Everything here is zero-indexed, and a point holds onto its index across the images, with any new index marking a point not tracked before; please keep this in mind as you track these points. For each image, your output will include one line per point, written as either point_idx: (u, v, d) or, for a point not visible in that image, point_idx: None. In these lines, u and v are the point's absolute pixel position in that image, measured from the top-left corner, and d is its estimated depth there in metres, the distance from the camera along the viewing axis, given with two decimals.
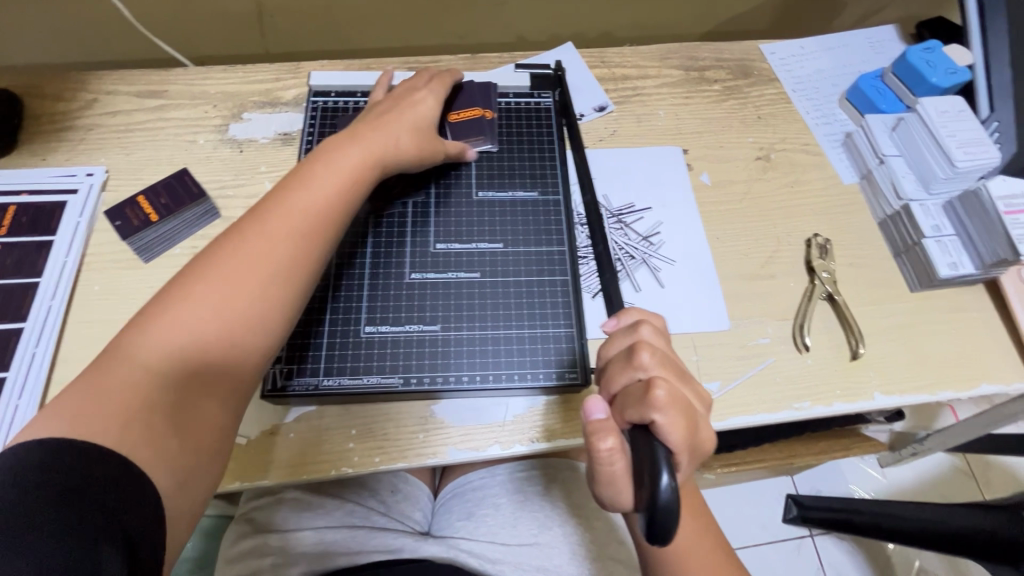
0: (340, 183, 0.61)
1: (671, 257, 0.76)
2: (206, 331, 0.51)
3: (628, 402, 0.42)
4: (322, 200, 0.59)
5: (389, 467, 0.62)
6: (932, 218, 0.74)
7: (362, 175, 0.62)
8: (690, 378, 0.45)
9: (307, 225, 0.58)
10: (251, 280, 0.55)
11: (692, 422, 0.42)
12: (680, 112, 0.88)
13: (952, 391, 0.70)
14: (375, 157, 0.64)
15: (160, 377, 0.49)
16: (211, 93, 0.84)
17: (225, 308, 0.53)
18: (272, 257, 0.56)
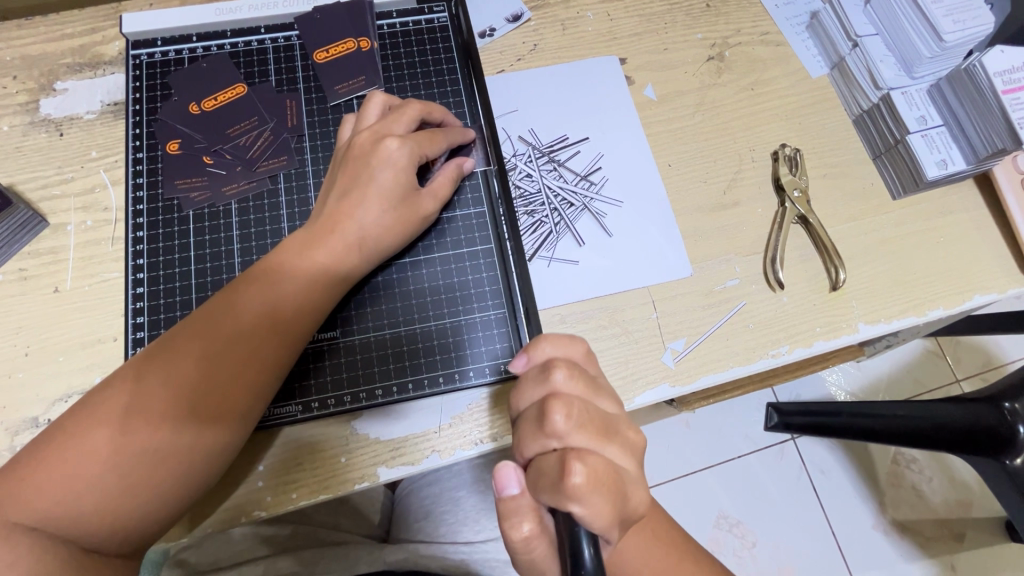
0: (321, 264, 0.49)
1: (617, 197, 0.64)
2: (168, 431, 0.44)
3: (544, 485, 0.37)
4: (302, 282, 0.49)
5: (310, 503, 0.52)
6: (916, 108, 0.63)
7: (351, 252, 0.50)
8: (615, 426, 0.40)
9: (281, 306, 0.48)
10: (227, 370, 0.46)
11: (621, 487, 0.38)
12: (612, 11, 0.71)
13: (942, 308, 0.62)
14: (364, 222, 0.50)
15: (116, 484, 0.42)
16: (6, 61, 0.64)
17: (175, 414, 0.44)
18: (235, 350, 0.46)
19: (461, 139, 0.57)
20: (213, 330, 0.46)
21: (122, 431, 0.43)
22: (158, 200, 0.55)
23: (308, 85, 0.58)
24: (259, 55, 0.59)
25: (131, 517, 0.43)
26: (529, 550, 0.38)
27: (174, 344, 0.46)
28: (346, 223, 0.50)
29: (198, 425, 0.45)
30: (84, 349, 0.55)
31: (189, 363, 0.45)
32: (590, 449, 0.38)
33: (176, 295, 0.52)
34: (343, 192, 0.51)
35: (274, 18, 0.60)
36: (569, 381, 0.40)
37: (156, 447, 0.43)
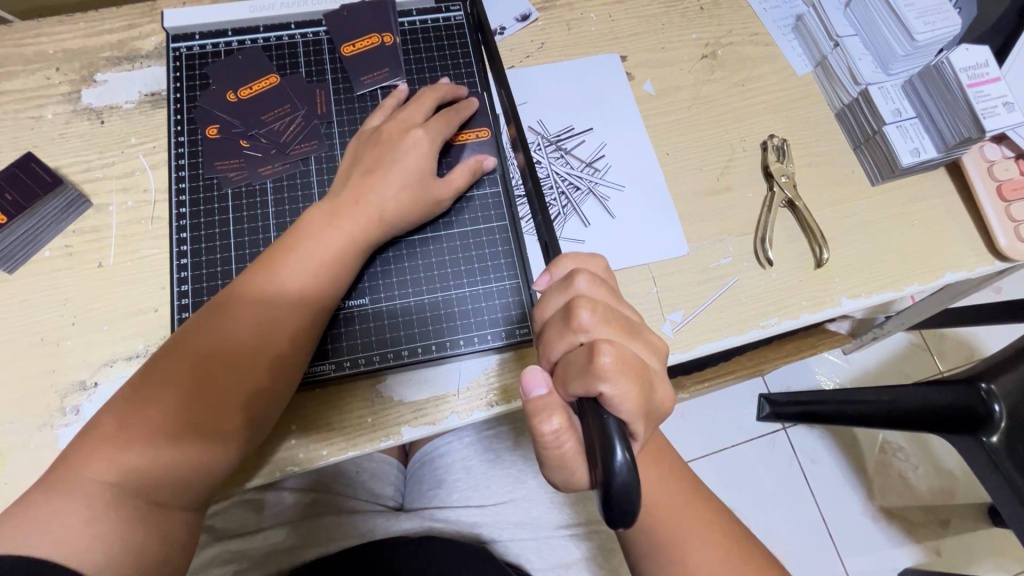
0: (328, 243, 0.53)
1: (620, 182, 0.69)
2: (198, 401, 0.48)
3: (574, 373, 0.41)
4: (310, 262, 0.52)
5: (340, 459, 0.57)
6: (892, 102, 0.68)
7: (359, 232, 0.54)
8: (636, 329, 0.45)
9: (291, 285, 0.52)
10: (251, 343, 0.50)
11: (644, 381, 0.41)
12: (614, 12, 0.77)
13: (917, 284, 0.68)
14: (373, 201, 0.55)
15: (166, 443, 0.46)
16: (49, 54, 0.68)
17: (205, 388, 0.48)
18: (254, 325, 0.50)
19: (466, 112, 0.62)
20: (231, 311, 0.51)
21: (162, 394, 0.47)
22: (199, 179, 0.59)
23: (336, 76, 0.63)
24: (290, 49, 0.64)
25: (189, 472, 0.47)
26: (559, 444, 0.41)
27: (210, 319, 0.51)
28: (361, 199, 0.54)
29: (233, 384, 0.49)
30: (128, 318, 0.59)
31: (216, 337, 0.50)
32: (612, 339, 0.42)
33: (216, 266, 0.57)
34: (355, 168, 0.56)
35: (304, 15, 0.65)
36: (592, 288, 0.45)
37: (196, 407, 0.48)
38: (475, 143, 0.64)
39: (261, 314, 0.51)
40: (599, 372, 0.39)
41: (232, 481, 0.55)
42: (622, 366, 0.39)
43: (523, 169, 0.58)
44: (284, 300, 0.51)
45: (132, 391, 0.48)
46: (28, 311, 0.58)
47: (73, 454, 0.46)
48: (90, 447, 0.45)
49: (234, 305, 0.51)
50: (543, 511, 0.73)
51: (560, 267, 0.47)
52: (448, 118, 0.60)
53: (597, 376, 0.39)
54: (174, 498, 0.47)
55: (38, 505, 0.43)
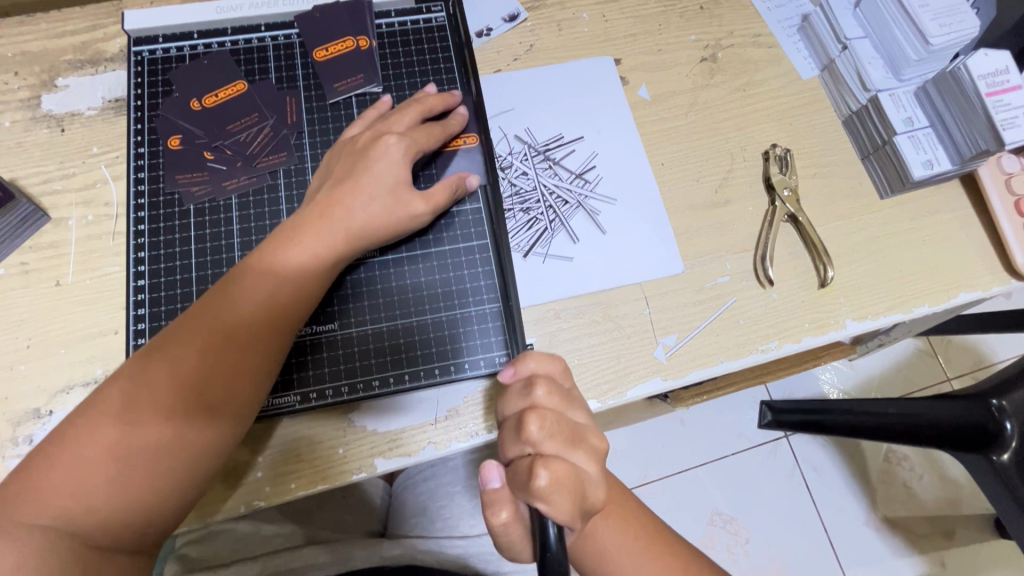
0: (305, 262, 0.50)
1: (611, 195, 0.65)
2: (164, 430, 0.44)
3: (516, 485, 0.41)
4: (285, 282, 0.49)
5: (308, 492, 0.53)
6: (904, 110, 0.64)
7: (336, 249, 0.51)
8: (584, 436, 0.43)
9: (263, 306, 0.48)
10: (218, 367, 0.46)
11: (583, 492, 0.41)
12: (608, 12, 0.72)
13: (928, 305, 0.63)
14: (352, 218, 0.51)
15: (124, 476, 0.43)
16: (8, 57, 0.65)
17: (169, 416, 0.45)
18: (221, 348, 0.46)
19: (457, 126, 0.58)
20: (199, 331, 0.47)
21: (125, 420, 0.44)
22: (160, 194, 0.55)
23: (308, 82, 0.59)
24: (259, 52, 0.60)
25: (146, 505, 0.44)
26: (507, 532, 0.43)
27: (178, 335, 0.46)
28: (335, 215, 0.51)
29: (196, 415, 0.45)
30: (86, 341, 0.56)
31: (183, 358, 0.46)
32: (558, 456, 0.41)
33: (176, 287, 0.53)
34: (335, 183, 0.52)
35: (274, 16, 0.61)
36: (547, 395, 0.44)
37: (156, 439, 0.44)
38: (464, 150, 0.60)
39: (227, 338, 0.47)
40: (535, 494, 0.39)
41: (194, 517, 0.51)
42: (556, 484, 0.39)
43: None
44: (252, 323, 0.48)
45: (86, 418, 0.44)
46: None
47: (20, 485, 0.42)
48: (41, 477, 0.42)
49: (205, 324, 0.47)
50: None
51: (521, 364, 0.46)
52: (433, 129, 0.56)
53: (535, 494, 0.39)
54: (126, 535, 0.44)
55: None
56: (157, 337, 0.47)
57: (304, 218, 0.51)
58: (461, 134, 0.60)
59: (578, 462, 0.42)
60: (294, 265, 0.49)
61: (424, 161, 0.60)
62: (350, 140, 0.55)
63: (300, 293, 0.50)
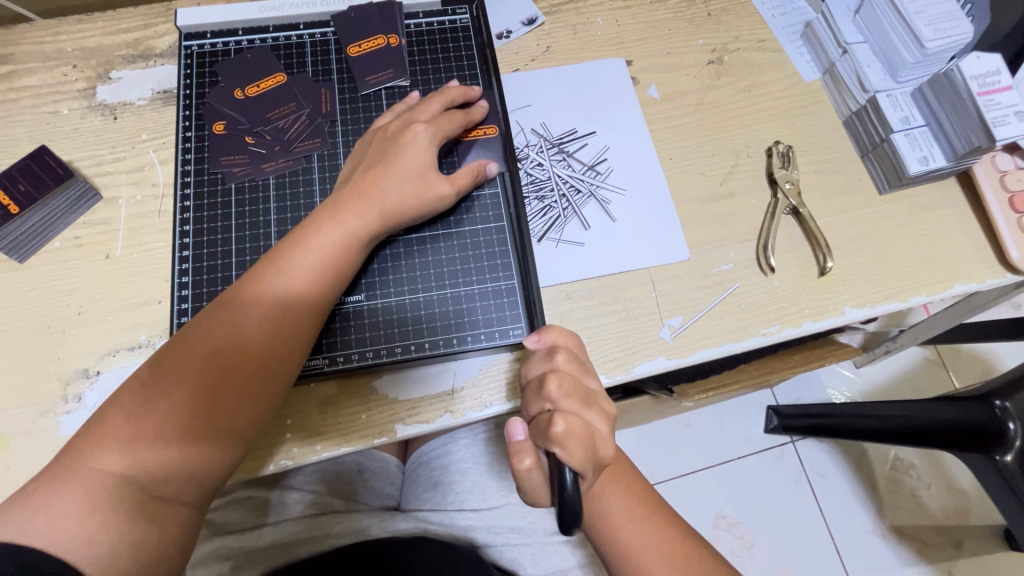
0: (341, 239, 0.54)
1: (621, 185, 0.69)
2: (216, 390, 0.49)
3: (537, 436, 0.45)
4: (323, 257, 0.53)
5: (332, 453, 0.57)
6: (900, 110, 0.67)
7: (370, 228, 0.55)
8: (597, 399, 0.48)
9: (303, 278, 0.52)
10: (264, 334, 0.51)
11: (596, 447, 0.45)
12: (621, 18, 0.77)
13: (924, 295, 0.66)
14: (384, 199, 0.55)
15: (183, 434, 0.47)
16: (68, 52, 0.70)
17: (221, 377, 0.49)
18: (266, 317, 0.51)
19: (479, 116, 0.63)
20: (246, 301, 0.51)
21: (178, 381, 0.48)
22: (204, 174, 0.60)
23: (341, 75, 0.64)
24: (297, 48, 0.65)
25: (201, 461, 0.48)
26: (530, 477, 0.47)
27: (227, 306, 0.51)
28: (370, 196, 0.55)
29: (245, 378, 0.50)
30: (131, 310, 0.60)
31: (233, 326, 0.50)
32: (574, 411, 0.45)
33: (217, 258, 0.58)
34: (368, 168, 0.56)
35: (311, 16, 0.66)
36: (568, 361, 0.48)
37: (208, 400, 0.48)
38: (484, 140, 0.65)
39: (273, 309, 0.51)
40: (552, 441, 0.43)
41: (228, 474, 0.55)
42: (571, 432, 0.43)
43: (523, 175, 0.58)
44: (296, 296, 0.52)
45: (146, 381, 0.48)
46: (35, 300, 0.60)
47: (84, 441, 0.46)
48: (105, 435, 0.46)
49: (251, 295, 0.51)
50: (538, 515, 0.73)
51: (545, 331, 0.50)
52: (456, 120, 0.61)
53: (552, 442, 0.43)
54: (182, 489, 0.48)
55: (48, 489, 0.44)
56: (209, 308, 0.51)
57: (341, 201, 0.55)
58: (482, 124, 0.65)
59: (591, 420, 0.46)
60: (331, 242, 0.53)
61: (446, 149, 0.64)
62: (381, 129, 0.59)
63: (337, 268, 0.54)
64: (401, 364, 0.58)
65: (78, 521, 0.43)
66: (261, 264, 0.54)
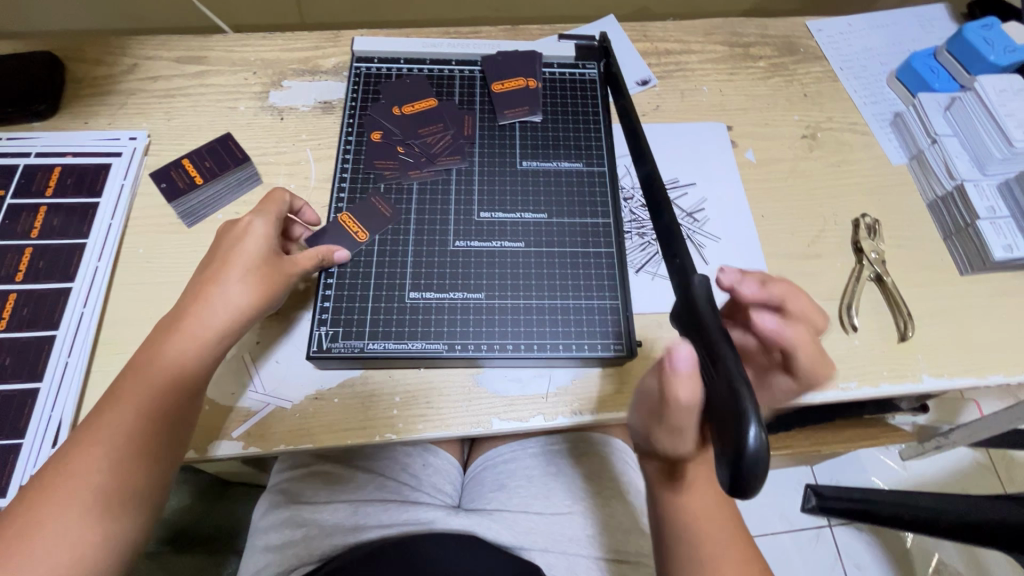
0: (203, 324, 0.55)
1: (716, 233, 0.75)
2: (84, 491, 0.48)
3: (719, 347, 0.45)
4: (192, 339, 0.54)
5: (432, 435, 0.62)
6: (987, 199, 0.73)
7: (228, 307, 0.56)
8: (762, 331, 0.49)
9: (165, 368, 0.53)
10: (133, 427, 0.51)
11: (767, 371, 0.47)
12: (725, 89, 0.86)
13: (1003, 375, 0.69)
14: (237, 288, 0.56)
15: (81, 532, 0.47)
16: (251, 60, 0.83)
17: (82, 486, 0.48)
18: (112, 424, 0.50)
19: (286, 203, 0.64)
20: (96, 417, 0.51)
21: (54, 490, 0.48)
22: (359, 173, 0.69)
23: (484, 107, 0.74)
24: (448, 80, 0.76)
25: (113, 538, 0.49)
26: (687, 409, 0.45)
27: (92, 419, 0.51)
28: (215, 288, 0.56)
29: (115, 477, 0.49)
30: None
31: (99, 430, 0.50)
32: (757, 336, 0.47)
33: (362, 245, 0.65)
34: (207, 271, 0.58)
35: (464, 56, 0.77)
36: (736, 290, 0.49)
37: (73, 505, 0.48)
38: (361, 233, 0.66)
39: (132, 407, 0.51)
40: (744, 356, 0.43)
41: (337, 436, 0.61)
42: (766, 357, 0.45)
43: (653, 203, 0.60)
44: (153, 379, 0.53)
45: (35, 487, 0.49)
46: (194, 259, 0.68)
47: None
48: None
49: (113, 401, 0.52)
50: (598, 534, 0.74)
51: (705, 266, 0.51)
52: (277, 200, 0.63)
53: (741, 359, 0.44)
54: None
55: None
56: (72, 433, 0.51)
57: (217, 282, 0.56)
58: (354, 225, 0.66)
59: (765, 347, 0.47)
60: (205, 324, 0.55)
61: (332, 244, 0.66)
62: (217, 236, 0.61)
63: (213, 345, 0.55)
64: (501, 360, 0.62)
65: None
66: (123, 375, 0.54)
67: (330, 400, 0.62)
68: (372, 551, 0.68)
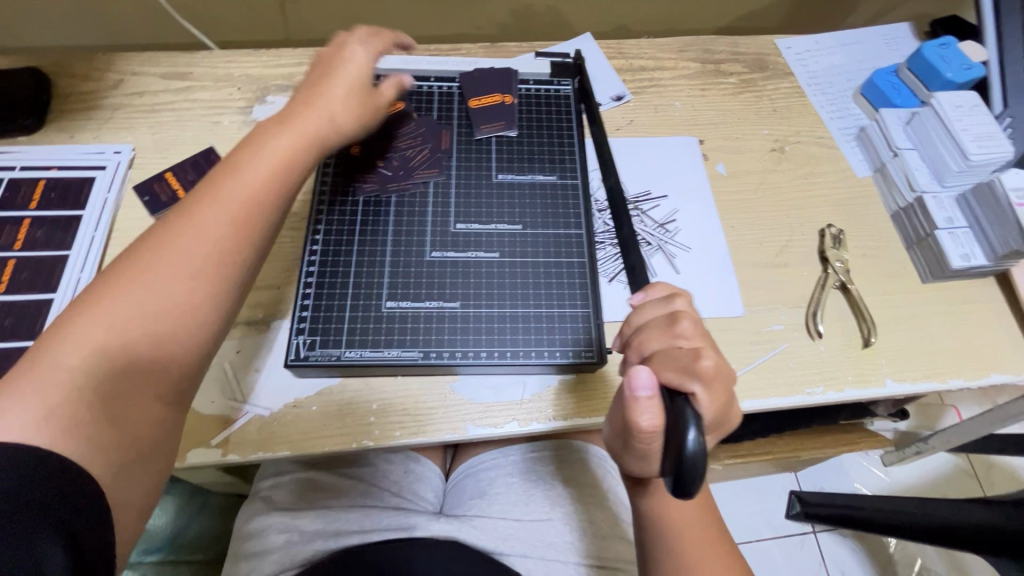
0: (270, 165, 0.57)
1: (687, 244, 0.77)
2: (161, 291, 0.49)
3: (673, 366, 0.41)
4: (261, 179, 0.56)
5: (408, 442, 0.63)
6: (945, 210, 0.76)
7: (320, 131, 0.61)
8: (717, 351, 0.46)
9: (253, 178, 0.56)
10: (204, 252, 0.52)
11: (726, 397, 0.43)
12: (697, 104, 0.89)
13: (962, 379, 0.71)
14: (332, 111, 0.63)
15: (151, 314, 0.48)
16: (235, 76, 0.85)
17: (154, 291, 0.49)
18: (186, 225, 0.52)
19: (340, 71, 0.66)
20: (163, 237, 0.51)
21: (117, 309, 0.47)
22: (338, 186, 0.71)
23: (461, 123, 0.76)
24: (427, 96, 0.78)
25: (168, 373, 0.49)
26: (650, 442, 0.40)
27: (156, 244, 0.51)
28: (305, 122, 0.61)
29: (176, 303, 0.50)
30: (255, 291, 0.70)
31: (168, 246, 0.51)
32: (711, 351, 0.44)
33: (341, 256, 0.67)
34: (273, 132, 0.60)
35: (442, 73, 0.79)
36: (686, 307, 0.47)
37: (147, 289, 0.49)
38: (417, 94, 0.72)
39: (210, 210, 0.53)
40: (698, 374, 0.39)
41: (317, 442, 0.62)
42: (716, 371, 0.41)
43: (617, 217, 0.64)
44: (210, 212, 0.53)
45: (60, 334, 0.46)
46: None
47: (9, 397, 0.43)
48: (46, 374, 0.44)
49: (175, 232, 0.52)
50: (576, 539, 0.75)
51: (656, 286, 0.48)
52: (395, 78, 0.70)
53: (695, 376, 0.40)
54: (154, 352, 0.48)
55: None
56: (115, 259, 0.51)
57: (277, 143, 0.59)
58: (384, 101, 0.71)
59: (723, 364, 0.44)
60: (267, 167, 0.57)
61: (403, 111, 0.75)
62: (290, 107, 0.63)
63: (279, 186, 0.57)
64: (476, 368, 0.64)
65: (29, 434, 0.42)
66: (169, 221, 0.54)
67: (308, 408, 0.64)
68: (351, 556, 0.69)
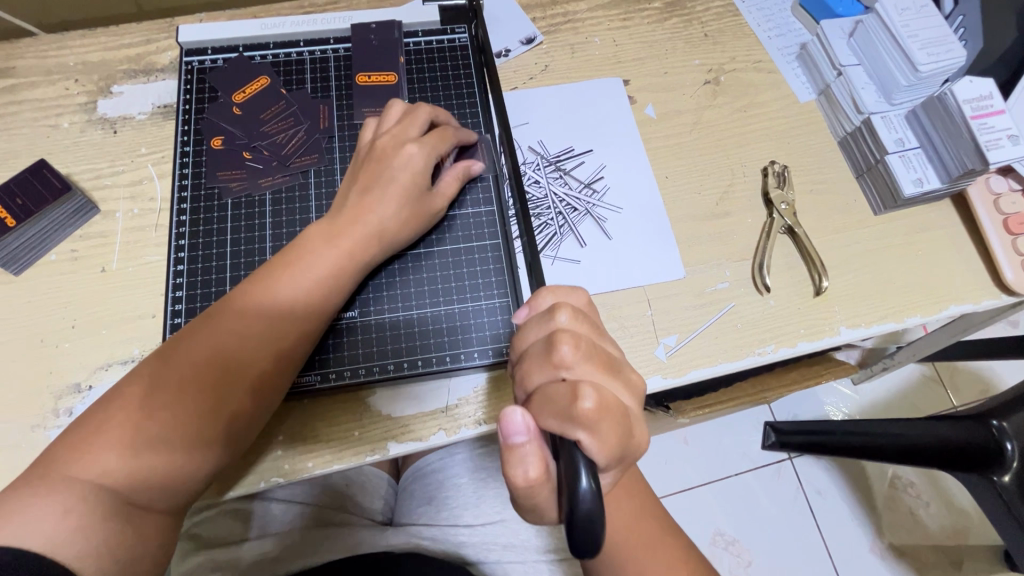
0: (345, 242, 0.54)
1: (617, 204, 0.69)
2: (216, 381, 0.48)
3: (551, 411, 0.37)
4: (324, 269, 0.53)
5: (325, 471, 0.57)
6: (895, 131, 0.68)
7: (372, 241, 0.56)
8: (620, 367, 0.41)
9: (315, 286, 0.53)
10: (261, 344, 0.51)
11: (625, 425, 0.39)
12: (618, 37, 0.78)
13: (920, 315, 0.66)
14: (385, 218, 0.56)
15: (196, 408, 0.47)
16: (71, 66, 0.71)
17: (212, 361, 0.49)
18: (263, 301, 0.51)
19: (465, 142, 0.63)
20: (238, 301, 0.51)
21: (180, 381, 0.48)
22: (201, 188, 0.61)
23: (342, 97, 0.66)
24: (297, 65, 0.67)
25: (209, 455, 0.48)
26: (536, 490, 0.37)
27: (229, 309, 0.51)
28: (368, 210, 0.55)
29: (227, 409, 0.49)
30: (125, 323, 0.60)
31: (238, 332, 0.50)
32: (598, 381, 0.39)
33: (212, 273, 0.58)
34: (365, 188, 0.56)
35: (314, 35, 0.68)
36: (575, 321, 0.42)
37: (212, 389, 0.48)
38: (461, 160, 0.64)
39: (284, 300, 0.52)
40: (576, 421, 0.36)
41: (216, 489, 0.55)
42: (604, 408, 0.37)
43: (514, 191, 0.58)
44: (286, 301, 0.52)
45: (131, 393, 0.46)
46: (28, 312, 0.60)
47: (72, 446, 0.44)
48: (97, 439, 0.44)
49: (244, 320, 0.51)
50: (533, 533, 0.71)
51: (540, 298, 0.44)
52: (448, 137, 0.60)
53: (576, 421, 0.36)
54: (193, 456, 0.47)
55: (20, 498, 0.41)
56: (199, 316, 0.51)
57: (336, 252, 0.54)
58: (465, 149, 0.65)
59: (617, 391, 0.40)
60: (345, 249, 0.54)
61: (363, 58, 0.67)
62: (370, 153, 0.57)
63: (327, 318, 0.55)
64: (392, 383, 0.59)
65: (65, 536, 0.41)
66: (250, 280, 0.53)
67: None
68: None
